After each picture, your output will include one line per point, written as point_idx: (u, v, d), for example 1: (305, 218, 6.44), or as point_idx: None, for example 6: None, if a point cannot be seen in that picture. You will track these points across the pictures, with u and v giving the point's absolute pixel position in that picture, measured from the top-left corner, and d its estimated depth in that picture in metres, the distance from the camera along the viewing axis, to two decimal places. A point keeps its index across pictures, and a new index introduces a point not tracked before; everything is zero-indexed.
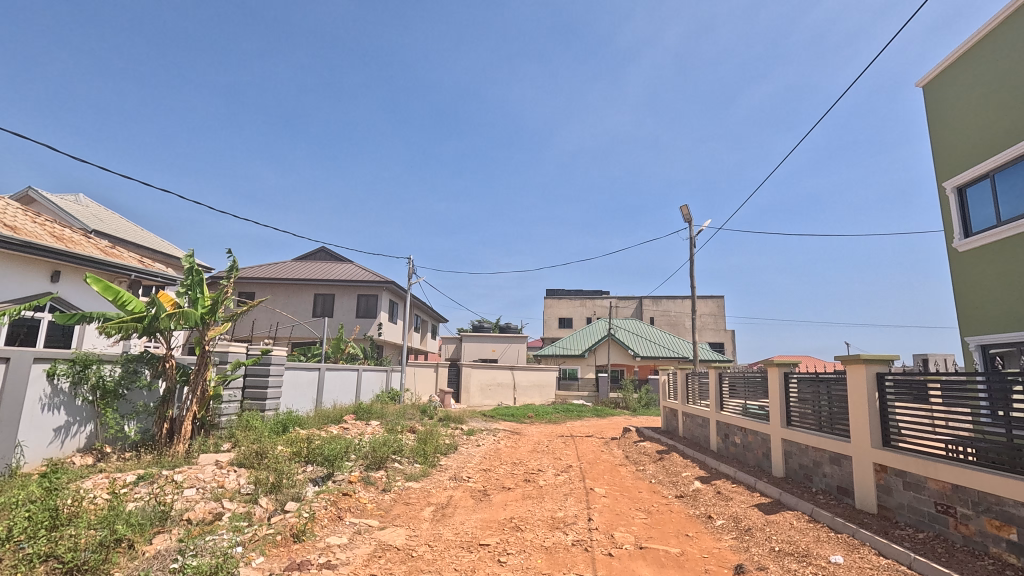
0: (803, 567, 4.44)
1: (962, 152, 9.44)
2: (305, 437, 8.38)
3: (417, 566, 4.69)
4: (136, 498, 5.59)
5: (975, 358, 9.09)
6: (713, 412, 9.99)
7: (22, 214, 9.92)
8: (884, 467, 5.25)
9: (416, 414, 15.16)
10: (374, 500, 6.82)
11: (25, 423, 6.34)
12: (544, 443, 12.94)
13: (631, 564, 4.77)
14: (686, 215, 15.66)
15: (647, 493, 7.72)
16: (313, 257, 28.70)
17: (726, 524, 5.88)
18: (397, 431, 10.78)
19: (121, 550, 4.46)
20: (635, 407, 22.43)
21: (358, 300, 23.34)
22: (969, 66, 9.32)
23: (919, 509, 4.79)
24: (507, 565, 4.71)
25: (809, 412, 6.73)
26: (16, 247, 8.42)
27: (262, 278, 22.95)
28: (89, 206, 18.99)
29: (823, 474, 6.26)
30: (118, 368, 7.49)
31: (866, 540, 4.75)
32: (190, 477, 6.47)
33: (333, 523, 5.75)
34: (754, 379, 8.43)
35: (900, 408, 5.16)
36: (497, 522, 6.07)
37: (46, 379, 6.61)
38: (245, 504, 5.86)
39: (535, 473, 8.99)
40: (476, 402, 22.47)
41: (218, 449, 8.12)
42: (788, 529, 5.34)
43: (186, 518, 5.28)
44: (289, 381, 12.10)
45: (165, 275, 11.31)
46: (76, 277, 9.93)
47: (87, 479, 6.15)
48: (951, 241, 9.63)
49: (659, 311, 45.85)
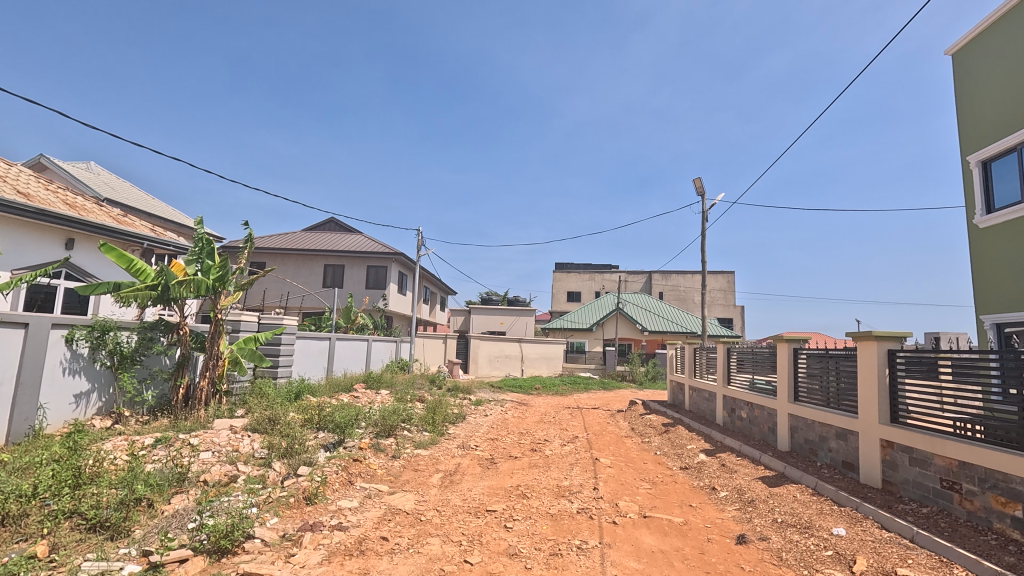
0: (805, 538, 4.51)
1: (990, 123, 9.08)
2: (317, 405, 8.57)
3: (426, 530, 4.82)
4: (154, 460, 5.78)
5: (990, 336, 8.99)
6: (720, 387, 9.99)
7: (35, 180, 9.93)
8: (890, 442, 5.25)
9: (426, 384, 15.41)
10: (384, 465, 6.99)
11: (47, 386, 6.52)
12: (552, 414, 13.14)
13: (635, 532, 4.86)
14: (700, 188, 15.36)
15: (651, 464, 7.82)
16: (323, 227, 28.72)
17: (729, 495, 5.95)
18: (406, 400, 11.01)
19: (141, 509, 4.59)
20: (642, 381, 22.76)
21: (368, 271, 23.44)
22: (1001, 34, 8.89)
23: (924, 484, 4.80)
24: (513, 530, 4.84)
25: (817, 388, 6.72)
26: (30, 215, 8.49)
27: (273, 249, 23.06)
28: (101, 174, 19.05)
29: (829, 448, 6.29)
30: (134, 336, 7.62)
31: (869, 513, 4.79)
32: (206, 441, 6.65)
33: (345, 487, 5.91)
34: (763, 355, 8.40)
35: (910, 385, 5.12)
36: (504, 489, 6.21)
37: (66, 344, 6.74)
38: (259, 468, 6.05)
39: (541, 443, 9.13)
40: (485, 372, 22.68)
41: (232, 414, 8.29)
42: (792, 501, 5.40)
43: (202, 480, 5.45)
44: (300, 350, 12.32)
45: (176, 244, 11.35)
46: (90, 245, 9.99)
47: (107, 442, 6.35)
48: (973, 217, 9.39)
49: (669, 286, 45.70)
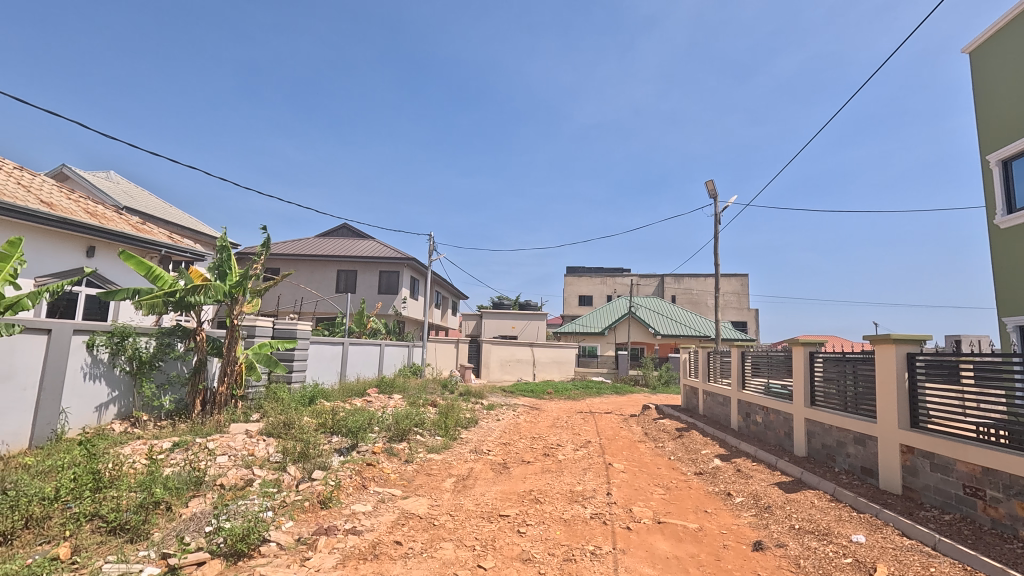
0: (824, 545, 4.44)
1: (1010, 122, 8.91)
2: (330, 409, 8.63)
3: (439, 534, 4.83)
4: (172, 464, 5.87)
5: (1013, 339, 8.77)
6: (735, 391, 9.88)
7: (58, 190, 10.18)
8: (910, 448, 5.15)
9: (438, 389, 15.45)
10: (397, 470, 7.02)
11: (69, 391, 6.66)
12: (564, 418, 13.09)
13: (649, 538, 4.82)
14: (712, 190, 15.27)
15: (666, 469, 7.75)
16: (336, 233, 29.01)
17: (745, 501, 5.87)
18: (418, 405, 11.05)
19: (160, 512, 4.67)
20: (655, 385, 22.59)
21: (380, 276, 23.62)
22: (1020, 31, 8.73)
23: (946, 490, 4.70)
24: (526, 535, 4.82)
25: (834, 393, 6.62)
26: (53, 223, 8.72)
27: (286, 255, 23.34)
28: (120, 183, 19.47)
29: (847, 454, 6.19)
30: (152, 341, 7.75)
31: (889, 520, 4.70)
32: (222, 445, 6.74)
33: (358, 491, 5.95)
34: (778, 359, 8.30)
35: (930, 389, 5.03)
36: (517, 494, 6.20)
37: (87, 350, 6.88)
38: (274, 471, 6.11)
39: (554, 448, 9.10)
40: (496, 377, 22.70)
41: (247, 418, 8.39)
42: (810, 507, 5.31)
43: (219, 483, 5.52)
44: (314, 355, 12.44)
45: (194, 251, 11.54)
46: (110, 252, 10.22)
47: (126, 445, 6.47)
48: (993, 217, 9.21)
49: (681, 289, 45.36)
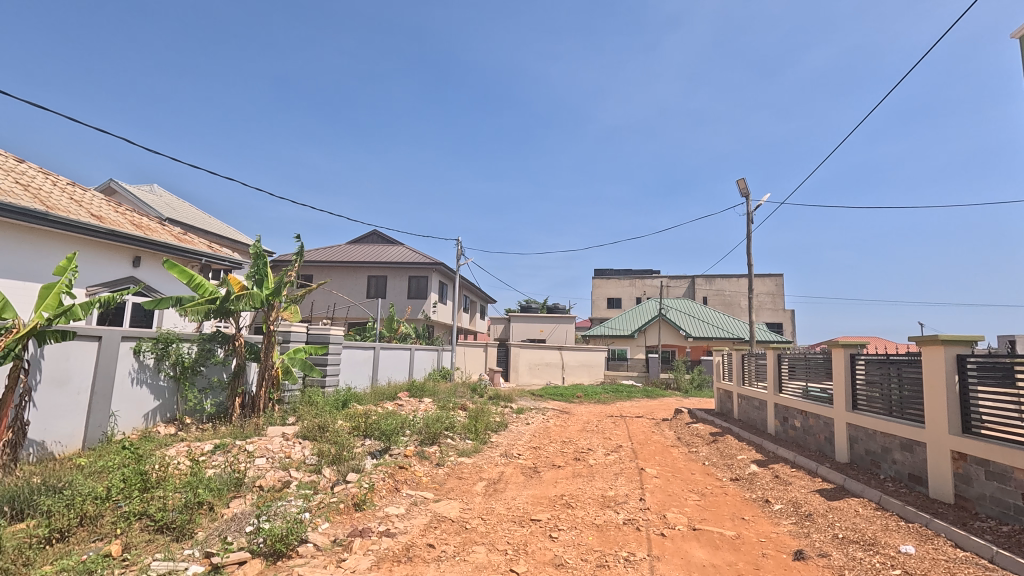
0: (870, 555, 4.25)
1: None
2: (363, 413, 8.79)
3: (471, 538, 4.85)
4: (214, 465, 6.08)
5: None
6: (771, 395, 9.60)
7: (107, 204, 10.70)
8: (963, 455, 4.89)
9: (467, 393, 15.54)
10: (428, 473, 7.08)
11: (118, 394, 6.98)
12: (594, 422, 12.97)
13: (684, 545, 4.72)
14: (743, 189, 14.93)
15: (700, 475, 7.58)
16: (366, 240, 29.56)
17: (785, 509, 5.69)
18: (449, 408, 11.14)
19: (203, 512, 4.84)
20: (687, 389, 22.16)
21: (410, 281, 23.95)
22: None
23: (1003, 500, 4.44)
24: (558, 540, 4.79)
25: (877, 397, 6.36)
26: (103, 235, 9.18)
27: (319, 261, 23.91)
28: (163, 195, 20.32)
29: (893, 461, 5.93)
30: (194, 347, 8.06)
31: (940, 531, 4.47)
32: (260, 448, 6.94)
33: (391, 494, 6.03)
34: (817, 361, 8.02)
35: (982, 393, 4.78)
36: (548, 498, 6.17)
37: (134, 356, 7.19)
38: (310, 474, 6.26)
39: (584, 452, 9.02)
40: (525, 380, 22.69)
41: (284, 421, 8.62)
42: (854, 516, 5.10)
43: (257, 485, 5.68)
44: (347, 359, 12.70)
45: (231, 259, 11.95)
46: (154, 261, 10.68)
47: (171, 447, 6.73)
48: None
49: (713, 290, 44.41)
